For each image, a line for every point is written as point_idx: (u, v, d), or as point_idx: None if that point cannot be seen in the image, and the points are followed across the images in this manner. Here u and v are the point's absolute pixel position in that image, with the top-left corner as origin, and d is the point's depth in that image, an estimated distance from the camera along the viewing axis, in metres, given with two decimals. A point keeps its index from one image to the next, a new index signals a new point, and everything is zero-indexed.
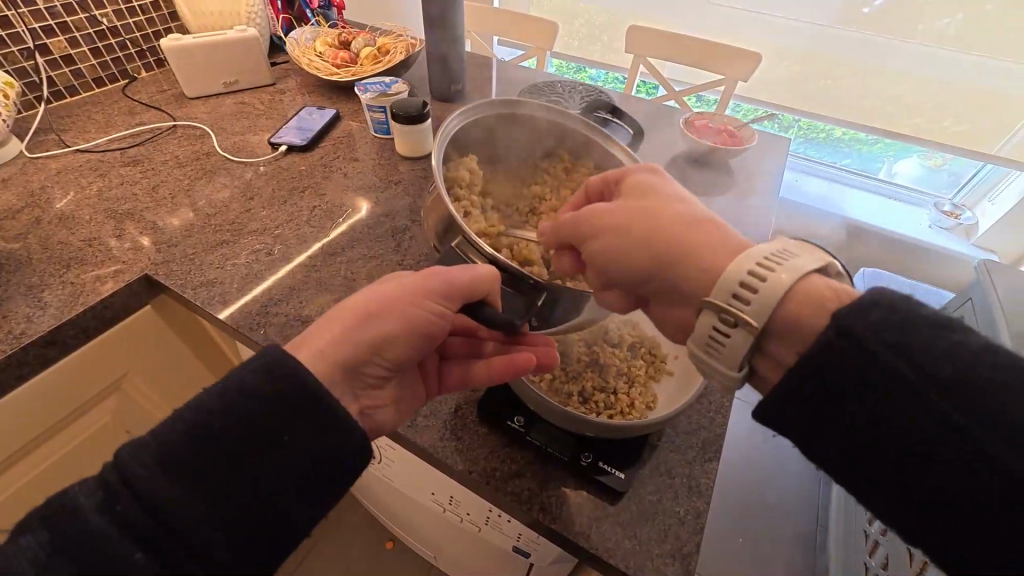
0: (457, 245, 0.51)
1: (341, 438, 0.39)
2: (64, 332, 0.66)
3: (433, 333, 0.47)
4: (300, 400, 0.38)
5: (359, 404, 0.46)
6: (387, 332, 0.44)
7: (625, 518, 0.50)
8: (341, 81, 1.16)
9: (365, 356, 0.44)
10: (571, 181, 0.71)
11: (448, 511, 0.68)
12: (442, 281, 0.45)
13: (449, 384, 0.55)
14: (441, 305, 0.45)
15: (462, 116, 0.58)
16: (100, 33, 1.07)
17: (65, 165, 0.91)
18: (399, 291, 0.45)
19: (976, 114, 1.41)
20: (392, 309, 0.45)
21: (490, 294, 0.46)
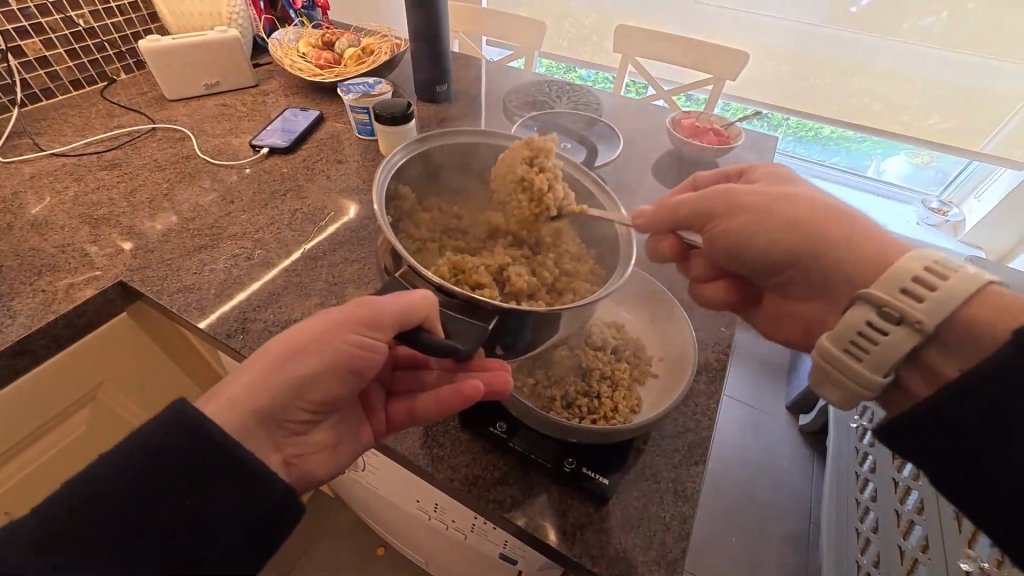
0: (404, 273, 0.47)
1: (262, 493, 0.37)
2: (35, 341, 0.64)
3: (357, 368, 0.45)
4: (217, 450, 0.36)
5: (283, 454, 0.45)
6: (306, 372, 0.43)
7: (609, 524, 0.49)
8: (324, 81, 1.15)
9: (284, 401, 0.43)
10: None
11: (433, 518, 0.67)
12: (372, 309, 0.43)
13: (395, 417, 0.53)
14: (362, 336, 0.44)
15: (407, 150, 0.57)
16: (78, 34, 1.05)
17: (40, 169, 0.89)
18: (320, 327, 0.44)
19: (962, 112, 1.42)
20: (311, 348, 0.43)
21: (429, 318, 0.42)
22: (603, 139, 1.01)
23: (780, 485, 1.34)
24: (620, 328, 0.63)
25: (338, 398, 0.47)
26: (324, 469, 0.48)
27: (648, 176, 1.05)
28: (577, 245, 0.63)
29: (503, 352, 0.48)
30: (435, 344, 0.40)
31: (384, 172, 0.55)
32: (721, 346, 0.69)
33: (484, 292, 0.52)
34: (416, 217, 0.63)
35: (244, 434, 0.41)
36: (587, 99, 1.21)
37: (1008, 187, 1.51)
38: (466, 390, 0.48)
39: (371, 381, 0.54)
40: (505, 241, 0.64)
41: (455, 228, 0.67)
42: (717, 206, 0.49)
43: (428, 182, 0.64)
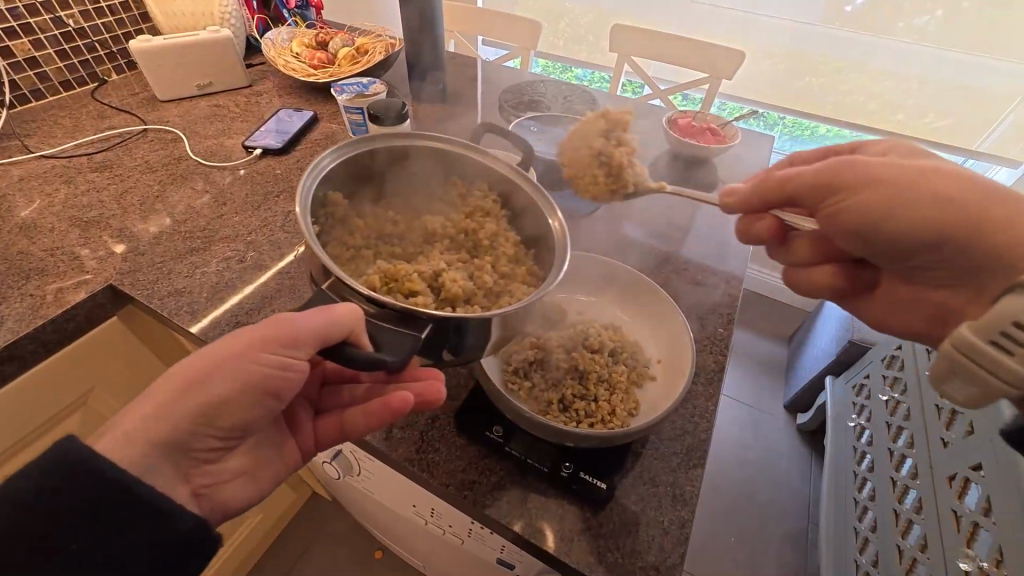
0: (331, 284, 0.45)
1: (169, 526, 0.41)
2: (23, 347, 0.63)
3: (274, 389, 0.45)
4: (113, 490, 0.39)
5: (192, 485, 0.46)
6: (212, 398, 0.42)
7: (608, 529, 0.49)
8: (318, 82, 1.14)
9: (192, 429, 0.43)
10: (466, 206, 0.67)
11: (429, 523, 0.66)
12: (286, 326, 0.42)
13: (319, 433, 0.54)
14: (279, 355, 0.43)
15: (337, 154, 0.57)
16: (67, 34, 1.04)
17: (29, 171, 0.87)
18: (229, 349, 0.43)
19: (957, 110, 1.42)
20: (218, 373, 0.43)
21: (354, 331, 0.41)
22: None
23: (778, 484, 1.34)
24: (618, 330, 0.62)
25: (250, 422, 0.46)
26: (237, 495, 0.49)
27: None
28: (514, 248, 0.65)
29: (451, 358, 0.49)
30: (361, 355, 0.40)
31: (311, 179, 0.54)
32: (718, 346, 0.69)
33: (417, 298, 0.53)
34: (349, 223, 0.63)
35: (146, 468, 0.42)
36: (582, 99, 1.20)
37: (1005, 183, 1.52)
38: (394, 402, 0.47)
39: (297, 398, 0.55)
40: (442, 244, 0.67)
41: (392, 234, 0.68)
42: (838, 176, 0.46)
43: (360, 189, 0.65)
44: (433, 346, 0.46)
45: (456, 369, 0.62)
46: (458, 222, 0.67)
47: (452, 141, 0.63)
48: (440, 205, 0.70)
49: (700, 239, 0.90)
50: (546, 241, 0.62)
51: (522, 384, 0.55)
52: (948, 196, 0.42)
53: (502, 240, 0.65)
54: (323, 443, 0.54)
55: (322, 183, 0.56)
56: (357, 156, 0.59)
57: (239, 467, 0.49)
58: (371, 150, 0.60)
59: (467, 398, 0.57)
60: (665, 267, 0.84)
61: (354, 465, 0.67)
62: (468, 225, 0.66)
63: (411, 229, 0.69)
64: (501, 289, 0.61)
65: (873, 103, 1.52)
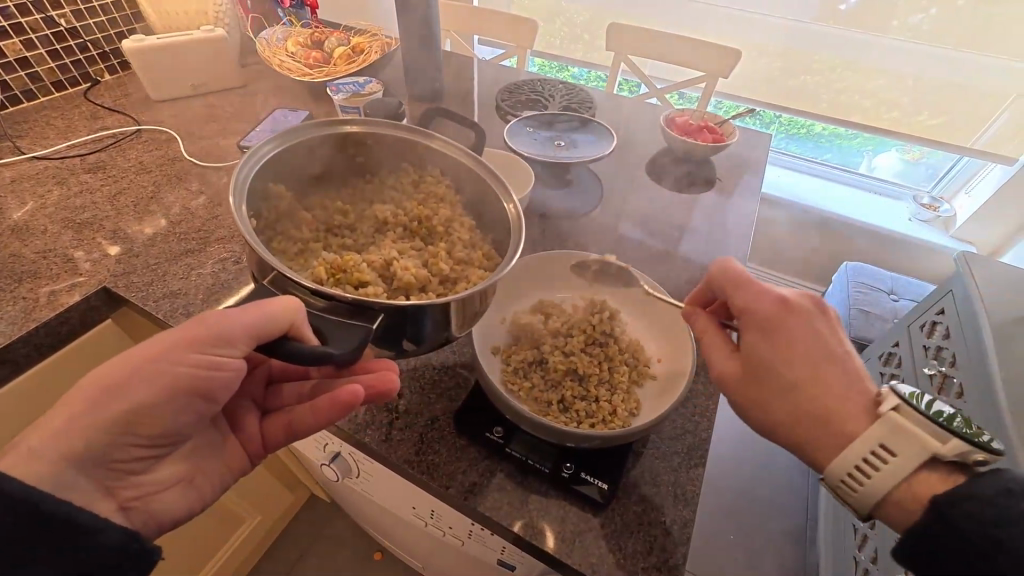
0: (272, 280, 0.45)
1: (94, 539, 0.39)
2: (15, 350, 0.62)
3: (203, 390, 0.44)
4: (18, 512, 0.36)
5: (117, 499, 0.44)
6: (137, 402, 0.42)
7: (609, 530, 0.48)
8: (313, 82, 1.15)
9: (118, 437, 0.42)
10: (420, 192, 0.68)
11: (430, 525, 0.66)
12: (216, 324, 0.42)
13: (268, 433, 0.54)
14: (212, 355, 0.43)
15: (279, 143, 0.56)
16: (59, 34, 1.02)
17: (21, 172, 0.86)
18: (152, 352, 0.42)
19: (951, 107, 1.43)
20: (138, 377, 0.42)
21: (294, 325, 0.41)
22: (594, 137, 1.00)
23: (777, 482, 1.34)
24: (620, 328, 0.62)
25: (180, 427, 0.46)
26: (172, 503, 0.48)
27: (642, 175, 1.04)
28: (469, 233, 0.66)
29: (410, 347, 0.49)
30: (302, 350, 0.39)
31: (250, 164, 0.52)
32: None
33: (367, 288, 0.53)
34: (296, 216, 0.63)
35: (59, 484, 0.40)
36: (579, 98, 1.20)
37: (1000, 180, 1.53)
38: (342, 396, 0.47)
39: (243, 401, 0.55)
40: (394, 232, 0.66)
41: (342, 226, 0.67)
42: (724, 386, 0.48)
43: (303, 182, 0.64)
44: (390, 333, 0.46)
45: (455, 370, 0.61)
46: (411, 210, 0.67)
47: (394, 126, 0.63)
48: (392, 193, 0.69)
49: (699, 238, 0.90)
50: (501, 226, 0.62)
51: (521, 384, 0.54)
52: (804, 415, 0.43)
53: (457, 226, 0.66)
54: (269, 442, 0.54)
55: (264, 171, 0.55)
56: (301, 143, 0.58)
57: (173, 475, 0.48)
58: (311, 140, 0.59)
59: (469, 399, 0.57)
60: (663, 266, 0.84)
61: (354, 467, 0.66)
62: (422, 212, 0.66)
63: (362, 219, 0.68)
64: (458, 276, 0.61)
65: (867, 101, 1.52)
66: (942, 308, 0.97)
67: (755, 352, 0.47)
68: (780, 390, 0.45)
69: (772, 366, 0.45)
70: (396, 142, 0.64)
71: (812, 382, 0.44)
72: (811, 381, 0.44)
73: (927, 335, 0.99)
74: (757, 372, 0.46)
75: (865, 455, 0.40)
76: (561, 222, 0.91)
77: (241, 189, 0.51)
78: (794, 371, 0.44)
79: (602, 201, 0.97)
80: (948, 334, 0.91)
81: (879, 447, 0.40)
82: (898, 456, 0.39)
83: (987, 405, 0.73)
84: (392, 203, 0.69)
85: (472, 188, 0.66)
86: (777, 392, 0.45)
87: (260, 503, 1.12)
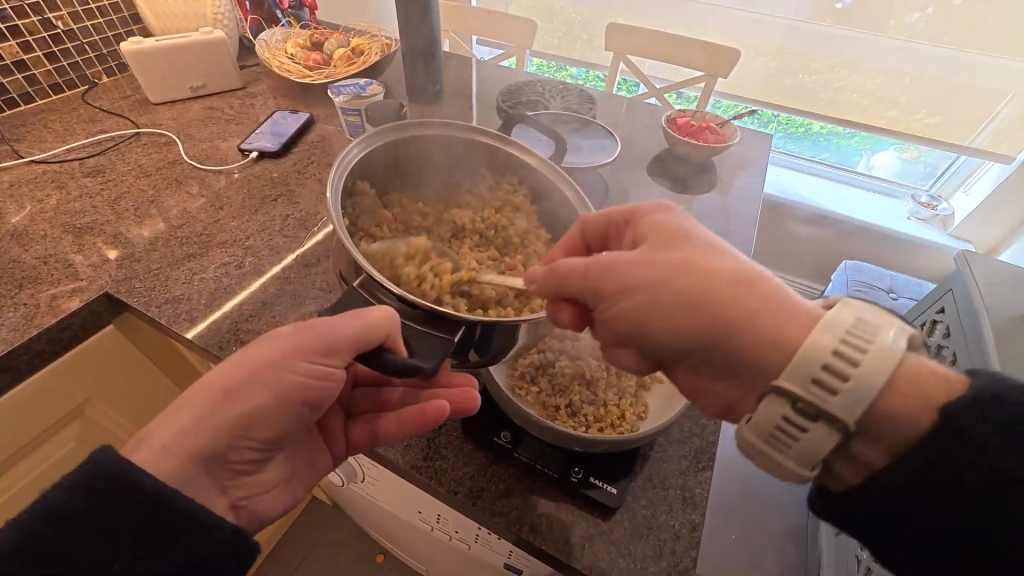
0: (362, 284, 0.45)
1: (208, 541, 0.38)
2: (18, 357, 0.61)
3: (310, 399, 0.44)
4: (147, 502, 0.36)
5: (229, 498, 0.44)
6: (253, 407, 0.41)
7: (617, 535, 0.48)
8: (314, 83, 1.13)
9: (233, 440, 0.42)
10: (496, 198, 0.68)
11: (437, 529, 0.65)
12: (323, 334, 0.42)
13: (354, 442, 0.53)
14: (317, 364, 0.43)
15: (364, 147, 0.56)
16: (56, 36, 1.02)
17: (19, 177, 0.85)
18: (264, 360, 0.42)
19: (949, 105, 1.44)
20: (253, 382, 0.42)
21: (389, 339, 0.41)
22: (598, 138, 1.00)
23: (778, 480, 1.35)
24: None
25: (286, 433, 0.46)
26: (272, 506, 0.48)
27: (644, 176, 1.04)
28: (544, 246, 0.66)
29: (477, 359, 0.48)
30: (394, 362, 0.39)
31: (344, 168, 0.53)
32: None
33: (456, 303, 0.54)
34: (376, 214, 0.64)
35: (184, 480, 0.40)
36: (580, 98, 1.20)
37: (997, 179, 1.54)
38: (431, 411, 0.49)
39: (331, 404, 0.54)
40: (471, 240, 0.67)
41: (421, 226, 0.68)
42: (607, 287, 0.41)
43: (383, 178, 0.65)
44: (460, 347, 0.45)
45: None
46: (487, 216, 0.68)
47: (480, 131, 0.62)
48: (467, 198, 0.70)
49: None
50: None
51: (529, 388, 0.54)
52: (734, 286, 0.39)
53: (533, 238, 0.66)
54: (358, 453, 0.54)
55: (352, 172, 0.57)
56: (387, 142, 0.59)
57: (275, 477, 0.49)
58: (396, 139, 0.60)
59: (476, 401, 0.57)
60: None
61: (359, 471, 0.66)
62: (498, 220, 0.67)
63: (439, 222, 0.69)
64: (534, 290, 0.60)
65: (867, 100, 1.53)
66: (941, 308, 0.98)
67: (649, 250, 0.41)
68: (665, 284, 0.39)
69: (688, 236, 0.42)
70: (479, 147, 0.64)
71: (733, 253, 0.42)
72: (707, 282, 0.38)
73: (927, 333, 1.01)
74: (673, 242, 0.42)
75: (834, 353, 0.35)
76: None
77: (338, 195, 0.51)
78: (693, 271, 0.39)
79: (605, 200, 0.96)
80: (949, 333, 0.92)
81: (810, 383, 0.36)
82: (873, 356, 0.35)
83: None
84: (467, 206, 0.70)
85: (553, 201, 0.65)
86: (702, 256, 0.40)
87: None
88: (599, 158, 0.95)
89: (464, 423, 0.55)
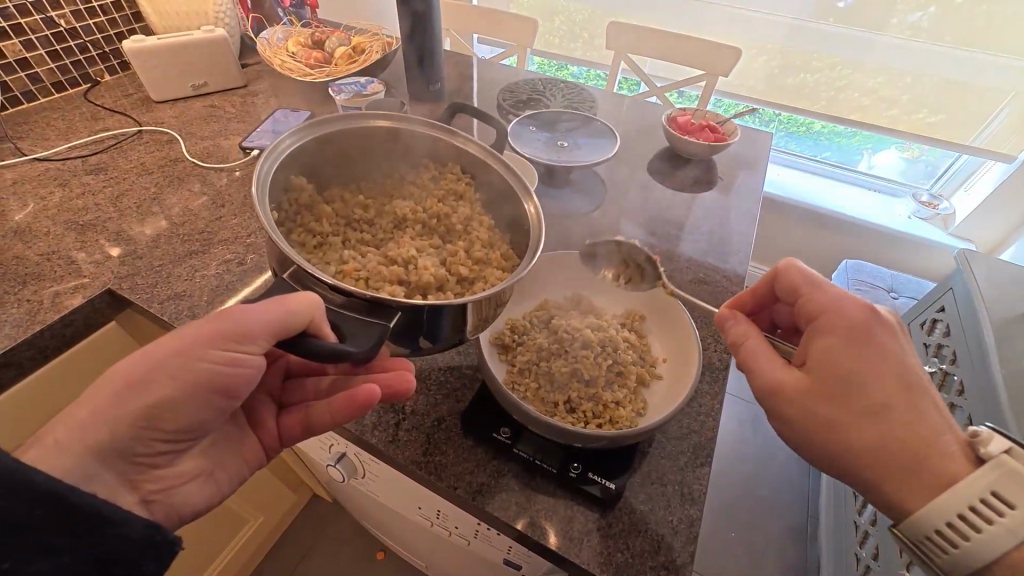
0: (292, 274, 0.45)
1: (118, 535, 0.39)
2: (21, 353, 0.62)
3: (223, 387, 0.44)
4: (48, 504, 0.36)
5: (140, 492, 0.44)
6: (160, 397, 0.41)
7: (617, 528, 0.49)
8: (315, 81, 1.15)
9: (137, 433, 0.41)
10: (439, 188, 0.68)
11: (436, 525, 0.66)
12: (234, 320, 0.42)
13: (286, 431, 0.55)
14: (228, 350, 0.43)
15: (297, 137, 0.56)
16: (58, 35, 1.02)
17: (22, 174, 0.86)
18: (173, 348, 0.42)
19: (950, 104, 1.44)
20: (160, 373, 0.41)
21: (314, 320, 0.41)
22: (597, 138, 1.00)
23: (778, 479, 1.35)
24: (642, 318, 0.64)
25: (201, 422, 0.45)
26: (193, 496, 0.48)
27: (645, 175, 1.05)
28: (487, 232, 0.66)
29: (427, 345, 0.50)
30: (322, 347, 0.39)
31: (270, 163, 0.53)
32: (721, 345, 0.69)
33: (389, 287, 0.54)
34: (316, 209, 0.64)
35: (85, 476, 0.40)
36: (581, 96, 1.20)
37: (998, 178, 1.55)
38: (361, 396, 0.48)
39: (262, 397, 0.56)
40: (412, 229, 0.67)
41: (361, 219, 0.68)
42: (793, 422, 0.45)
43: (320, 175, 0.64)
44: (410, 330, 0.47)
45: (461, 371, 0.61)
46: (429, 207, 0.67)
47: (422, 122, 0.62)
48: (410, 187, 0.70)
49: (701, 238, 0.90)
50: (521, 225, 0.62)
51: (528, 386, 0.55)
52: (897, 441, 0.41)
53: (476, 224, 0.66)
54: (286, 438, 0.55)
55: (283, 165, 0.56)
56: (319, 139, 0.58)
57: (194, 469, 0.48)
58: (334, 131, 0.59)
59: (473, 402, 0.57)
60: (667, 267, 0.84)
61: (356, 467, 0.66)
62: (440, 209, 0.67)
63: (382, 214, 0.69)
64: (476, 275, 0.61)
65: (868, 99, 1.52)
66: (942, 305, 1.01)
67: (835, 371, 0.44)
68: (875, 413, 0.42)
69: (886, 359, 0.43)
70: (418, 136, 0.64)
71: (901, 405, 0.42)
72: (905, 402, 0.42)
73: (928, 331, 1.03)
74: (854, 374, 0.43)
75: None
76: (564, 222, 0.91)
77: (263, 186, 0.50)
78: (889, 394, 0.42)
79: (605, 201, 0.97)
80: (949, 332, 0.95)
81: (991, 493, 0.38)
82: None
83: (989, 403, 0.76)
84: (412, 196, 0.70)
85: (494, 188, 0.66)
86: (891, 380, 0.42)
87: (261, 504, 1.12)
88: (601, 155, 0.95)
89: (464, 419, 0.55)
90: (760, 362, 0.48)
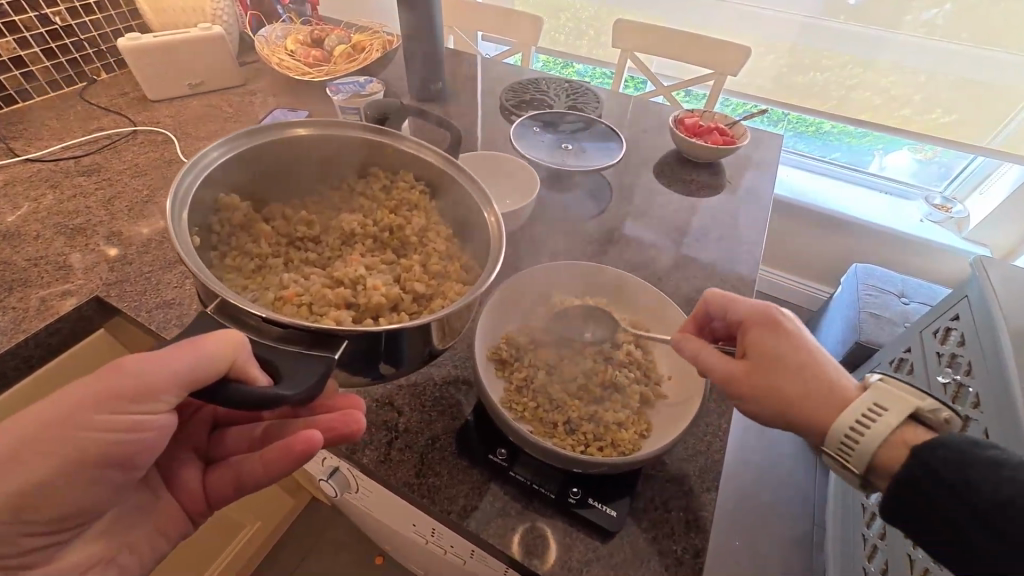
0: (217, 307, 0.44)
1: None
2: (5, 363, 0.60)
3: (119, 457, 0.42)
4: None
5: None
6: (32, 477, 0.39)
7: (618, 559, 0.46)
8: (314, 81, 1.13)
9: (11, 526, 0.39)
10: (391, 198, 0.66)
11: (431, 542, 0.63)
12: (130, 381, 0.40)
13: (215, 486, 0.53)
14: (123, 416, 0.41)
15: (226, 146, 0.55)
16: (54, 32, 1.00)
17: (13, 176, 0.84)
18: (46, 423, 0.39)
19: (965, 105, 1.39)
20: (32, 454, 0.39)
21: (233, 370, 0.39)
22: (603, 139, 0.97)
23: (785, 488, 1.31)
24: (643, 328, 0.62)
25: (87, 501, 0.43)
26: None
27: (650, 177, 1.01)
28: (444, 242, 0.64)
29: (388, 370, 0.49)
30: (250, 393, 0.37)
31: (191, 177, 0.51)
32: None
33: (334, 314, 0.52)
34: (252, 229, 0.62)
35: None
36: (584, 96, 1.17)
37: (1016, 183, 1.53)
38: (301, 443, 0.46)
39: (186, 453, 0.54)
40: (363, 244, 0.65)
41: (306, 236, 0.65)
42: None
43: (254, 192, 0.63)
44: (367, 358, 0.46)
45: (458, 386, 0.59)
46: (382, 218, 0.66)
47: (357, 127, 0.61)
48: (360, 197, 0.68)
49: (709, 242, 0.87)
50: (480, 235, 0.61)
51: (525, 405, 0.52)
52: (818, 396, 0.45)
53: (431, 235, 0.65)
54: (212, 495, 0.53)
55: (208, 182, 0.54)
56: (247, 154, 0.57)
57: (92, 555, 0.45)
58: (262, 143, 0.57)
59: (467, 421, 0.55)
60: (672, 274, 0.81)
61: (349, 482, 0.64)
62: (393, 220, 0.65)
63: (329, 230, 0.67)
64: (434, 291, 0.59)
65: (879, 99, 1.48)
66: (957, 314, 0.96)
67: (769, 351, 0.48)
68: (802, 373, 0.46)
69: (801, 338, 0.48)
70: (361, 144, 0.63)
71: (815, 368, 0.46)
72: (819, 365, 0.47)
73: (941, 340, 0.99)
74: (780, 353, 0.47)
75: None
76: (565, 227, 0.88)
77: (182, 203, 0.49)
78: (804, 357, 0.47)
79: (609, 205, 0.94)
80: (964, 341, 0.91)
81: (873, 408, 0.42)
82: None
83: (1009, 415, 0.73)
84: (362, 206, 0.68)
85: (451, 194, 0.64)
86: (807, 354, 0.47)
87: (258, 510, 1.10)
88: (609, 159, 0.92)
89: (455, 440, 0.53)
90: (706, 355, 0.50)
